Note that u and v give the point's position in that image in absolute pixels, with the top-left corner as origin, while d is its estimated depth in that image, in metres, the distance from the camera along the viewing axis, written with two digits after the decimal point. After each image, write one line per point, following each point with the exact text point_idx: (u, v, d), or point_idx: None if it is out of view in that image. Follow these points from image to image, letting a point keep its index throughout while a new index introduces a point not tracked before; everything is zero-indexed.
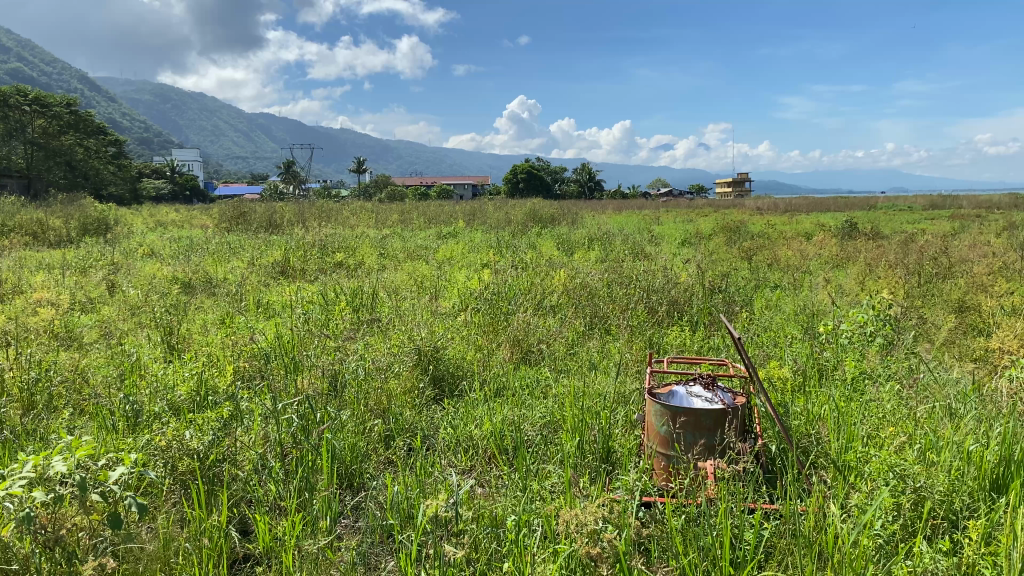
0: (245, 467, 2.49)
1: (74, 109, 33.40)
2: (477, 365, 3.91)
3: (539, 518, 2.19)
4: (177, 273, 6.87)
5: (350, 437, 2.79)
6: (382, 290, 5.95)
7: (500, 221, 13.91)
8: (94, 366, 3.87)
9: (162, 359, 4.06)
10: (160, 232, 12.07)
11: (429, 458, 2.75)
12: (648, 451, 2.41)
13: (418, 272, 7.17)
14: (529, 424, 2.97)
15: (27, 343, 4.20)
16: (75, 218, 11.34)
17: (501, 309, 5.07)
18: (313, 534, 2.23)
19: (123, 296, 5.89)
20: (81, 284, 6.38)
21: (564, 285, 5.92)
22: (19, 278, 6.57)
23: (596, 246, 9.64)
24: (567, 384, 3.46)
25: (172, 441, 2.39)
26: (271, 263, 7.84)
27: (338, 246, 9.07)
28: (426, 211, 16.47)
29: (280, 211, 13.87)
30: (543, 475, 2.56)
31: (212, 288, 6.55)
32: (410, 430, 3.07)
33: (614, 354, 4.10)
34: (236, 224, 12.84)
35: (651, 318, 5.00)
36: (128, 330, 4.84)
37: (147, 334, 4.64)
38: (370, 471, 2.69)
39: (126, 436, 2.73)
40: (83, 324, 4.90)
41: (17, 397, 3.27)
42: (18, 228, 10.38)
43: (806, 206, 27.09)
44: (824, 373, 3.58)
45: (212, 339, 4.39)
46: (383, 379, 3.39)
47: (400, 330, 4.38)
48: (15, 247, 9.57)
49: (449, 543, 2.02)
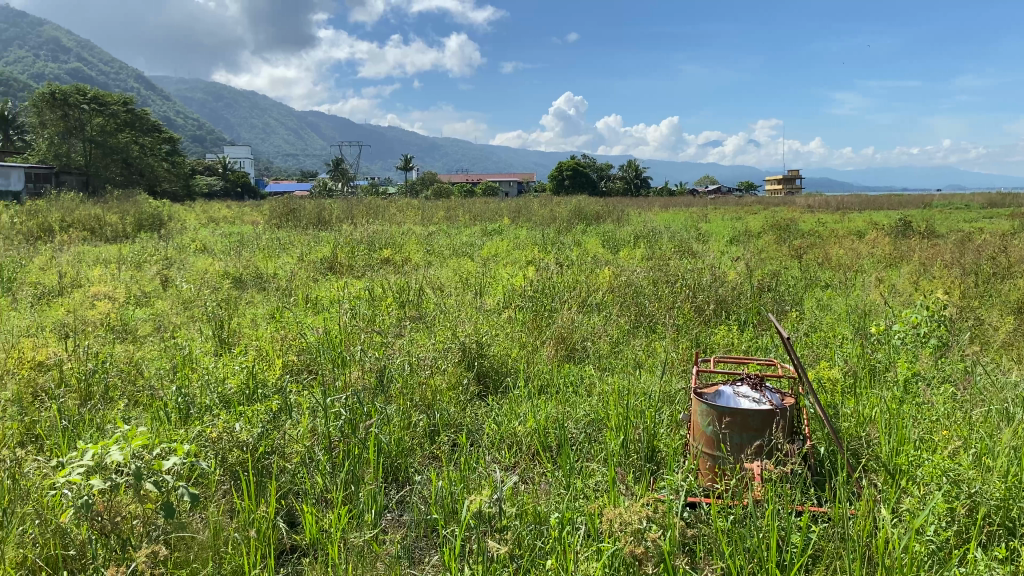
0: (293, 460, 2.54)
1: (131, 108, 34.19)
2: (522, 362, 3.91)
3: (583, 515, 2.18)
4: (229, 268, 7.00)
5: (397, 432, 2.82)
6: (428, 286, 5.99)
7: (546, 218, 13.92)
8: (149, 358, 3.97)
9: (213, 352, 4.16)
10: (211, 229, 12.35)
11: (474, 453, 2.76)
12: (692, 451, 2.38)
13: (464, 268, 7.22)
14: (573, 422, 2.96)
15: (85, 336, 4.35)
16: (132, 213, 11.65)
17: (546, 306, 5.07)
18: (359, 527, 2.26)
19: (177, 290, 6.05)
20: (136, 278, 6.55)
21: (610, 282, 5.89)
22: (77, 272, 6.77)
23: (643, 243, 9.60)
24: (613, 382, 3.45)
25: (223, 433, 2.46)
26: (320, 259, 7.94)
27: (385, 243, 9.16)
28: (472, 208, 16.53)
29: (328, 208, 14.06)
30: (587, 473, 2.55)
31: (263, 282, 6.67)
32: (454, 427, 3.07)
33: (660, 352, 4.09)
34: (286, 220, 13.06)
35: (699, 317, 4.95)
36: (181, 323, 4.96)
37: (200, 327, 4.75)
38: (415, 466, 2.71)
39: (178, 428, 2.80)
40: (139, 317, 5.04)
41: (75, 388, 3.39)
42: (77, 223, 10.73)
43: (858, 204, 26.42)
44: (875, 374, 3.52)
45: (261, 333, 4.47)
46: (429, 376, 3.42)
47: (446, 326, 4.41)
48: (74, 242, 9.90)
49: (492, 538, 2.04)
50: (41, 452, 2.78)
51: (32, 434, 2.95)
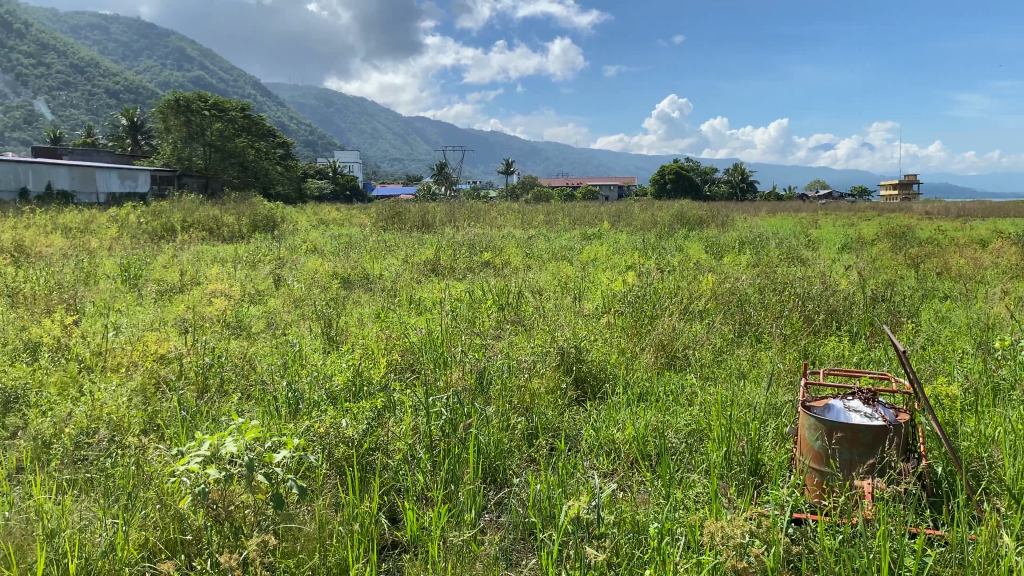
0: (396, 457, 2.61)
1: (248, 113, 35.76)
2: (622, 369, 3.88)
3: (683, 527, 2.14)
4: (337, 268, 7.22)
5: (496, 433, 2.85)
6: (528, 290, 6.02)
7: (647, 223, 13.78)
8: (262, 354, 4.14)
9: (321, 350, 4.30)
10: (320, 230, 12.79)
11: (573, 458, 2.76)
12: (799, 466, 2.30)
13: (564, 273, 7.22)
14: (674, 431, 2.92)
15: (204, 331, 4.58)
16: (247, 215, 12.18)
17: (647, 312, 5.02)
18: (458, 526, 2.29)
19: (288, 289, 6.28)
20: (251, 277, 6.85)
21: (713, 289, 5.78)
22: (197, 270, 7.13)
23: (748, 250, 9.38)
24: (715, 392, 3.38)
25: (329, 429, 2.56)
26: (423, 261, 8.09)
27: (486, 246, 9.26)
28: (573, 212, 16.53)
29: (431, 211, 14.33)
30: (688, 484, 2.51)
31: (368, 283, 6.85)
32: (553, 431, 3.08)
33: (765, 363, 3.98)
34: (391, 223, 13.38)
35: (807, 327, 4.79)
36: (292, 321, 5.16)
37: (309, 325, 4.92)
38: (514, 468, 2.73)
39: (288, 421, 2.91)
40: (253, 314, 5.27)
41: (194, 380, 3.58)
42: (197, 224, 11.31)
43: (981, 211, 25.06)
44: (999, 392, 3.32)
45: (366, 332, 4.59)
46: (528, 379, 3.43)
47: (545, 330, 4.42)
48: (194, 241, 10.44)
49: (590, 544, 2.03)
50: (163, 440, 2.95)
51: (155, 424, 3.14)
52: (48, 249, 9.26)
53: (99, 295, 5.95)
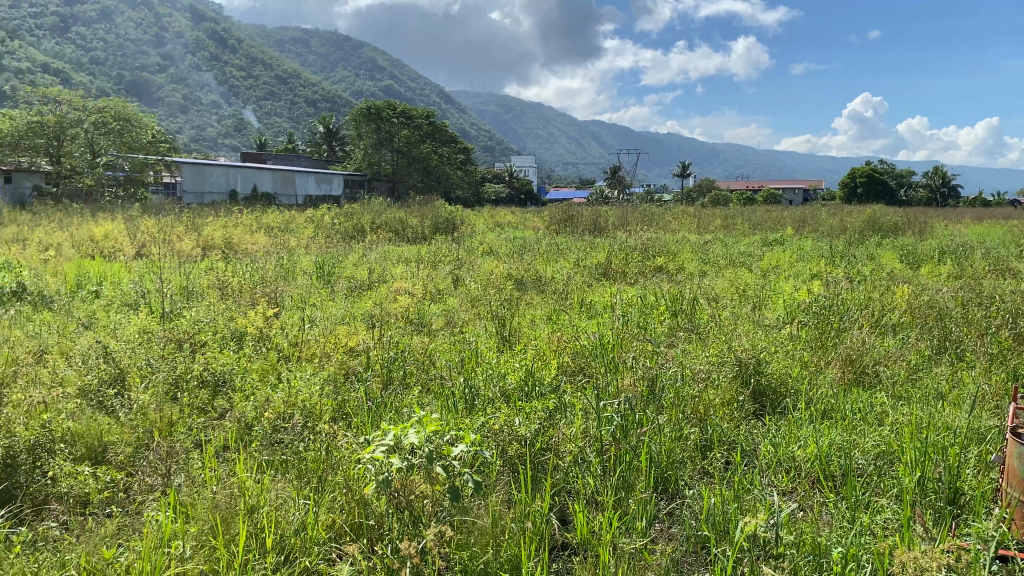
0: (566, 458, 2.63)
1: (432, 120, 37.29)
2: (804, 382, 3.71)
3: (869, 554, 2.02)
4: (512, 270, 7.40)
5: (667, 442, 2.80)
6: (704, 297, 5.89)
7: (834, 229, 13.08)
8: (440, 350, 4.31)
9: (496, 348, 4.42)
10: (497, 233, 13.13)
11: (750, 474, 2.66)
12: (1007, 499, 2.10)
13: (742, 279, 6.99)
14: (861, 452, 2.75)
15: (388, 327, 4.84)
16: (429, 217, 12.72)
17: (832, 324, 4.76)
18: (628, 533, 2.27)
19: (465, 289, 6.50)
20: (431, 276, 7.15)
21: (908, 301, 5.39)
22: (383, 269, 7.54)
23: (948, 260, 8.68)
24: (909, 413, 3.16)
25: (504, 427, 2.65)
26: (597, 265, 8.12)
27: (661, 250, 9.14)
28: (752, 217, 15.99)
29: (606, 215, 14.34)
30: (875, 509, 2.36)
31: (542, 284, 6.96)
32: (728, 443, 2.98)
33: (966, 383, 3.66)
34: (565, 226, 13.52)
35: (1018, 346, 4.36)
36: (469, 319, 5.33)
37: (485, 324, 5.07)
38: (686, 479, 2.67)
39: (464, 416, 3.02)
40: (433, 312, 5.50)
41: (378, 372, 3.79)
42: (384, 225, 11.94)
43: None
44: None
45: (540, 334, 4.67)
46: (704, 389, 3.35)
47: (722, 338, 4.30)
48: (380, 242, 11.03)
49: (766, 564, 1.96)
50: (350, 428, 3.16)
51: (343, 412, 3.37)
52: (254, 247, 10.11)
53: (296, 290, 6.44)
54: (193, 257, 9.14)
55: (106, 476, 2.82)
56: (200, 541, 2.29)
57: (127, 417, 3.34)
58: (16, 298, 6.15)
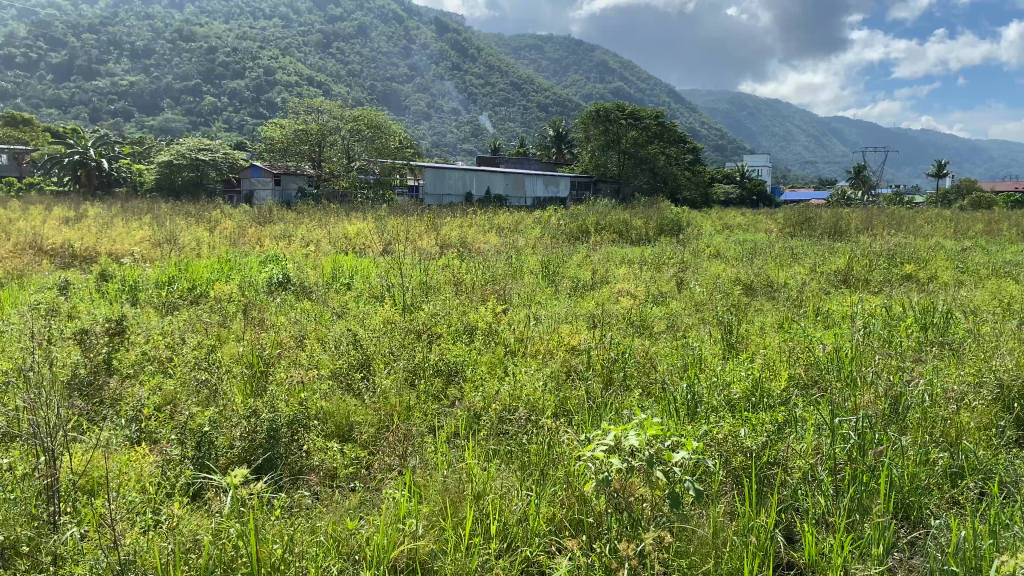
0: (795, 474, 2.51)
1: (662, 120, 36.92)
2: None
3: None
4: (741, 274, 7.17)
5: (912, 467, 2.58)
6: (957, 309, 5.36)
7: None
8: (663, 353, 4.28)
9: (721, 355, 4.31)
10: (726, 235, 12.76)
11: (1010, 509, 2.38)
12: None
13: (1006, 291, 6.27)
14: None
15: (611, 328, 4.88)
16: (655, 219, 12.63)
17: None
18: (862, 559, 2.12)
19: (690, 292, 6.39)
20: (656, 278, 7.10)
21: None
22: (608, 270, 7.61)
23: None
24: None
25: (728, 437, 2.62)
26: (833, 271, 7.64)
27: (908, 257, 8.43)
28: (1022, 221, 14.27)
29: (847, 218, 13.45)
30: None
31: (772, 290, 6.68)
32: (985, 472, 2.69)
33: None
34: (800, 230, 12.85)
35: None
36: (693, 323, 5.23)
37: (710, 329, 4.96)
38: (932, 508, 2.45)
39: (686, 422, 2.98)
40: (656, 314, 5.46)
41: (601, 373, 3.84)
42: (610, 227, 12.03)
43: None
44: None
45: (768, 342, 4.49)
46: (955, 411, 3.05)
47: (979, 356, 3.89)
48: (606, 243, 11.12)
49: None
50: (572, 425, 3.23)
51: (565, 409, 3.46)
52: (486, 246, 10.58)
53: (523, 288, 6.67)
54: (430, 254, 9.74)
55: (351, 452, 3.11)
56: (429, 520, 2.45)
57: (370, 400, 3.65)
58: (281, 288, 6.90)
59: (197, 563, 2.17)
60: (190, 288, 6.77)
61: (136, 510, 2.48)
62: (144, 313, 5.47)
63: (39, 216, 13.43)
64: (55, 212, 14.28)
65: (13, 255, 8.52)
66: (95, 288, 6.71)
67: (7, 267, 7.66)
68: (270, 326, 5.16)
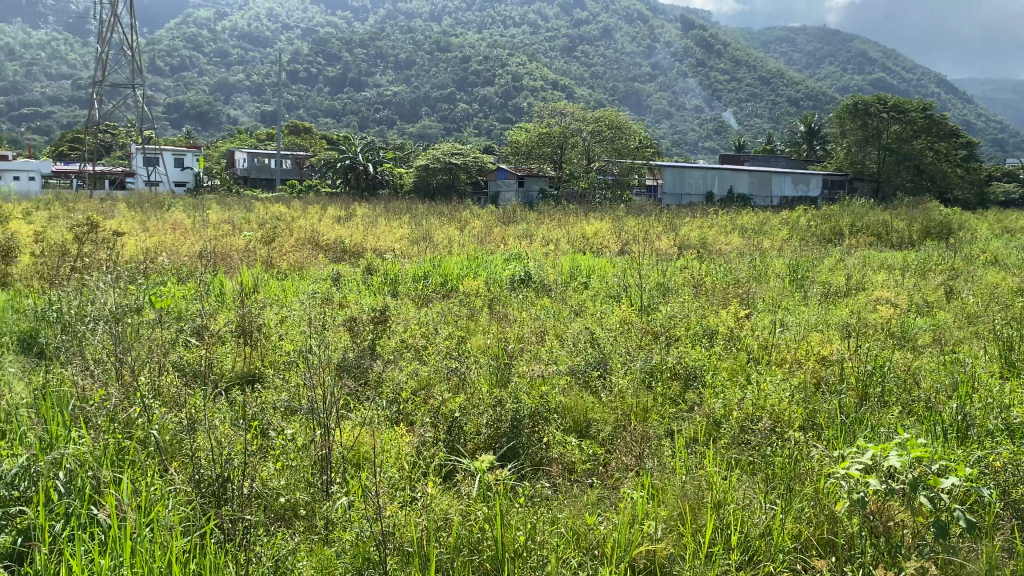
0: None
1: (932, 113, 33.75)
2: None
3: None
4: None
5: None
6: None
7: None
8: (927, 368, 3.93)
9: (997, 373, 3.88)
10: (1007, 239, 11.43)
11: None
12: None
13: None
14: None
15: (867, 339, 4.56)
16: (921, 220, 11.59)
17: None
18: None
19: (962, 303, 5.81)
20: (920, 286, 6.53)
21: None
22: (864, 275, 7.10)
23: None
24: None
25: (1008, 466, 2.36)
26: None
27: None
28: None
29: None
30: None
31: None
32: None
33: None
34: None
35: None
36: (964, 338, 4.75)
37: (984, 345, 4.48)
38: None
39: (954, 446, 2.73)
40: (920, 325, 5.03)
41: (855, 387, 3.61)
42: (867, 229, 11.22)
43: None
44: None
45: None
46: None
47: None
48: (861, 246, 10.40)
49: None
50: (821, 440, 3.07)
51: (814, 422, 3.30)
52: (729, 247, 10.28)
53: (769, 292, 6.41)
54: (671, 255, 9.65)
55: (589, 449, 3.17)
56: (666, 524, 2.45)
57: (609, 398, 3.70)
58: (525, 285, 7.18)
59: (447, 540, 2.33)
60: (442, 283, 7.23)
61: (394, 485, 2.70)
62: (402, 305, 5.92)
63: (317, 215, 14.95)
64: (330, 211, 15.85)
65: (295, 249, 9.57)
66: (361, 280, 7.37)
67: (290, 260, 8.63)
68: (514, 321, 5.38)
